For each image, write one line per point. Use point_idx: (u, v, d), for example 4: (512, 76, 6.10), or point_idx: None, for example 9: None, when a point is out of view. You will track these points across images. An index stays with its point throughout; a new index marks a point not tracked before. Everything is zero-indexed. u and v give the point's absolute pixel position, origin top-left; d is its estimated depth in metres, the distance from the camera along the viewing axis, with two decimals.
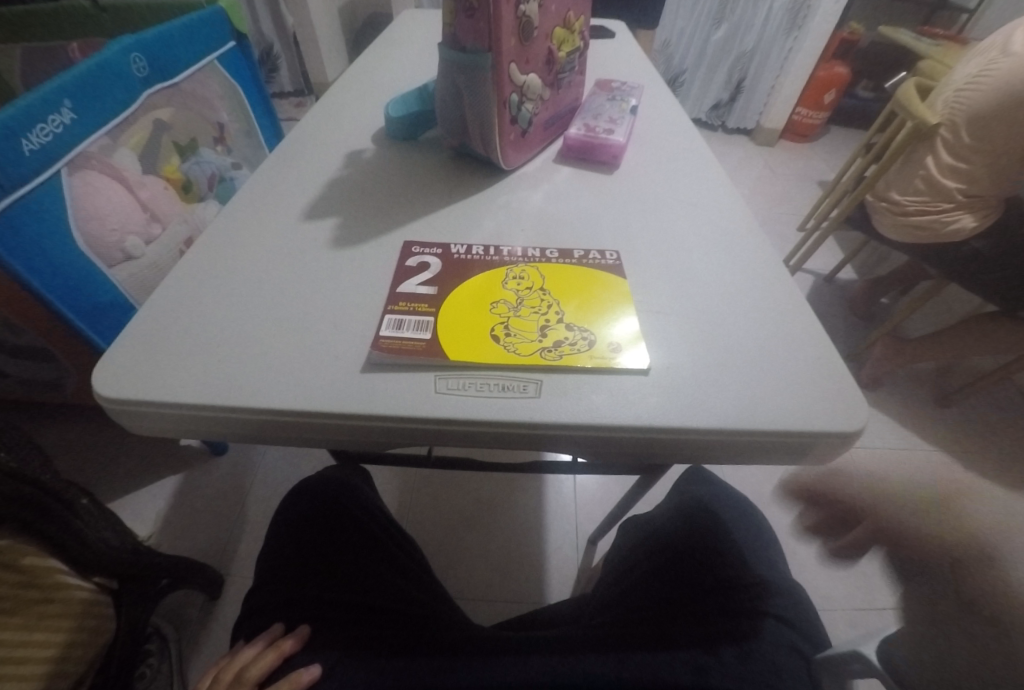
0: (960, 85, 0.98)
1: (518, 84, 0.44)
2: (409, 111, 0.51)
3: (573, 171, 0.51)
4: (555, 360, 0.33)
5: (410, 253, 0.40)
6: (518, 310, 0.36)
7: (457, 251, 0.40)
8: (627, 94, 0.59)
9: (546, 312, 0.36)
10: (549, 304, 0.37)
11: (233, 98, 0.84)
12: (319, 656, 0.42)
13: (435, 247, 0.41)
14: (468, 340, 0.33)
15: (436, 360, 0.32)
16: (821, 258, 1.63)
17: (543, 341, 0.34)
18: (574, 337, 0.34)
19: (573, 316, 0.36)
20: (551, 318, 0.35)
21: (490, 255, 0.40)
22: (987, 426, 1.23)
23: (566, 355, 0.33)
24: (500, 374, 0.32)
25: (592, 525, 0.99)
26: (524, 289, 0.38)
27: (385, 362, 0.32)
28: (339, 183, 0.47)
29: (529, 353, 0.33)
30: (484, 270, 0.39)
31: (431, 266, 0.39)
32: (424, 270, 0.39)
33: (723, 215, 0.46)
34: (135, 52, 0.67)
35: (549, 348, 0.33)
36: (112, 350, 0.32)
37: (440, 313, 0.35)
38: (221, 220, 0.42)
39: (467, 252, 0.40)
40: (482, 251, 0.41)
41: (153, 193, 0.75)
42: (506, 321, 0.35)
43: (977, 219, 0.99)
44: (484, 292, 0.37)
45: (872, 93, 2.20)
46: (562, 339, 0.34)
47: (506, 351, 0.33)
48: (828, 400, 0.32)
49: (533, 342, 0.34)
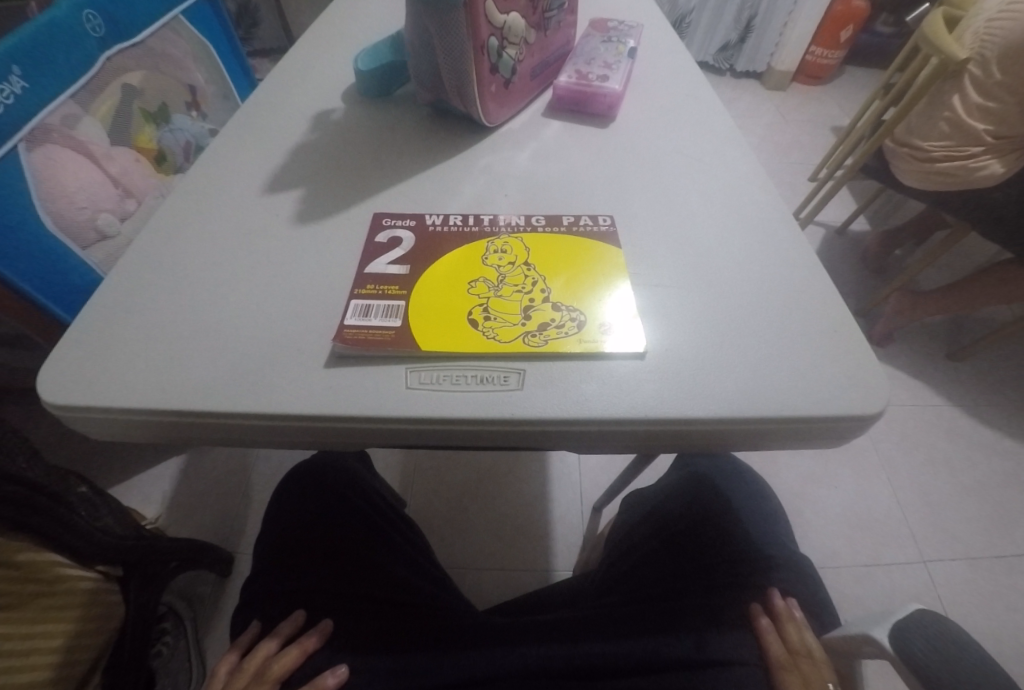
0: (994, 14, 0.88)
1: (497, 26, 0.39)
2: (379, 63, 0.46)
3: (564, 125, 0.46)
4: (540, 346, 0.29)
5: (381, 227, 0.36)
6: (499, 289, 0.32)
7: (433, 223, 0.37)
8: (625, 34, 0.53)
9: (530, 290, 0.32)
10: (534, 280, 0.33)
11: (204, 56, 0.77)
12: (341, 656, 0.43)
13: (408, 219, 0.37)
14: (443, 327, 0.30)
15: (410, 351, 0.29)
16: (834, 210, 1.55)
17: (526, 325, 0.31)
18: (561, 319, 0.31)
19: (561, 294, 0.32)
20: (536, 296, 0.32)
21: (469, 225, 0.37)
22: (1001, 380, 1.20)
23: (552, 340, 0.30)
24: (478, 365, 0.29)
25: (597, 493, 0.98)
26: (507, 265, 0.34)
27: (350, 355, 0.29)
28: (305, 150, 0.42)
29: (511, 340, 0.30)
30: (461, 244, 0.35)
31: (403, 241, 0.35)
32: (395, 246, 0.35)
33: (731, 171, 0.41)
34: (88, 9, 0.60)
35: (533, 333, 0.30)
36: (59, 349, 0.30)
37: (415, 295, 0.32)
38: (176, 196, 0.38)
39: (443, 223, 0.37)
40: (460, 221, 0.37)
41: (124, 167, 0.69)
42: (486, 303, 0.32)
43: (1006, 164, 0.92)
44: (461, 269, 0.34)
45: (893, 28, 2.03)
46: (548, 321, 0.31)
47: (485, 339, 0.30)
48: (845, 381, 0.29)
49: (515, 327, 0.30)
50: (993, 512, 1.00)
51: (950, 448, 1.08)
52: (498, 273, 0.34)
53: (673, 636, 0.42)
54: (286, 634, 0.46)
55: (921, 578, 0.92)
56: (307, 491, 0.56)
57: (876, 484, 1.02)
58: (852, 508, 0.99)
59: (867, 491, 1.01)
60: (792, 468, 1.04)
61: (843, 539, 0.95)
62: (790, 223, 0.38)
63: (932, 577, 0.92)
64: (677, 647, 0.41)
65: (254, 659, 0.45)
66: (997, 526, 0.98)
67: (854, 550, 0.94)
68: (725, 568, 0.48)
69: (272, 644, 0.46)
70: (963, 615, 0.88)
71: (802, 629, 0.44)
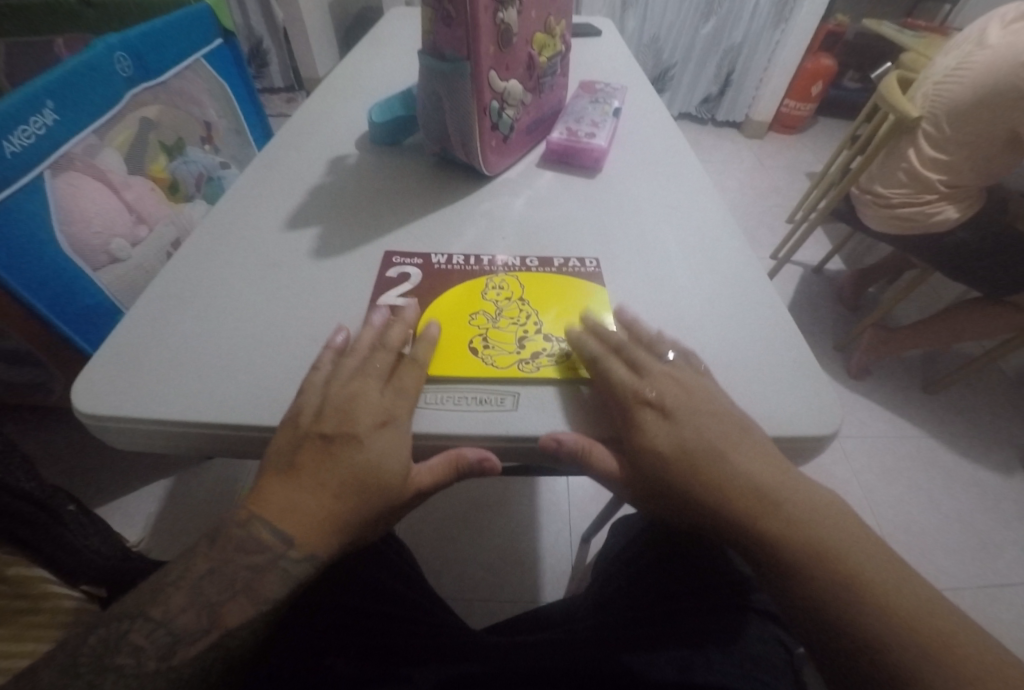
0: (939, 79, 0.99)
1: (498, 91, 0.44)
2: (390, 116, 0.51)
3: (556, 175, 0.51)
4: (532, 372, 0.33)
5: (391, 263, 0.40)
6: (496, 321, 0.37)
7: (438, 261, 0.41)
8: (610, 96, 0.59)
9: (524, 323, 0.37)
10: (527, 314, 0.37)
11: (220, 95, 0.82)
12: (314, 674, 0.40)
13: (415, 258, 0.41)
14: (448, 355, 0.34)
15: (417, 364, 0.33)
16: (810, 252, 1.64)
17: (521, 352, 0.35)
18: (551, 348, 0.35)
19: (552, 326, 0.37)
20: (529, 328, 0.36)
21: (470, 264, 0.41)
22: (972, 414, 1.25)
23: (543, 367, 0.34)
24: (477, 388, 0.33)
25: (585, 522, 1.00)
26: (504, 299, 0.38)
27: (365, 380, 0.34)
28: (321, 191, 0.47)
29: (507, 366, 0.33)
30: (464, 280, 0.39)
31: (411, 276, 0.39)
32: (404, 280, 0.39)
33: (702, 215, 0.47)
34: (120, 52, 0.65)
35: (527, 360, 0.34)
36: (94, 362, 0.33)
37: (424, 322, 0.36)
38: (204, 229, 0.42)
39: (447, 261, 0.41)
40: (462, 260, 0.41)
41: (139, 194, 0.73)
42: (485, 333, 0.36)
43: (960, 209, 1.00)
44: (463, 303, 0.38)
45: (860, 85, 2.19)
46: (540, 350, 0.35)
47: (484, 364, 0.34)
48: (804, 404, 0.33)
49: (511, 354, 0.34)
50: (969, 543, 1.03)
51: (926, 480, 1.12)
52: (496, 306, 0.38)
53: (700, 653, 0.40)
54: (400, 421, 0.31)
55: None
56: None
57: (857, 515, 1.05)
58: None
59: None
60: None
61: None
62: (756, 263, 0.42)
63: None
64: (711, 662, 0.38)
65: (358, 349, 0.34)
66: (972, 556, 1.02)
67: None
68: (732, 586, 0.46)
69: (391, 382, 0.33)
70: None
71: (648, 377, 0.33)
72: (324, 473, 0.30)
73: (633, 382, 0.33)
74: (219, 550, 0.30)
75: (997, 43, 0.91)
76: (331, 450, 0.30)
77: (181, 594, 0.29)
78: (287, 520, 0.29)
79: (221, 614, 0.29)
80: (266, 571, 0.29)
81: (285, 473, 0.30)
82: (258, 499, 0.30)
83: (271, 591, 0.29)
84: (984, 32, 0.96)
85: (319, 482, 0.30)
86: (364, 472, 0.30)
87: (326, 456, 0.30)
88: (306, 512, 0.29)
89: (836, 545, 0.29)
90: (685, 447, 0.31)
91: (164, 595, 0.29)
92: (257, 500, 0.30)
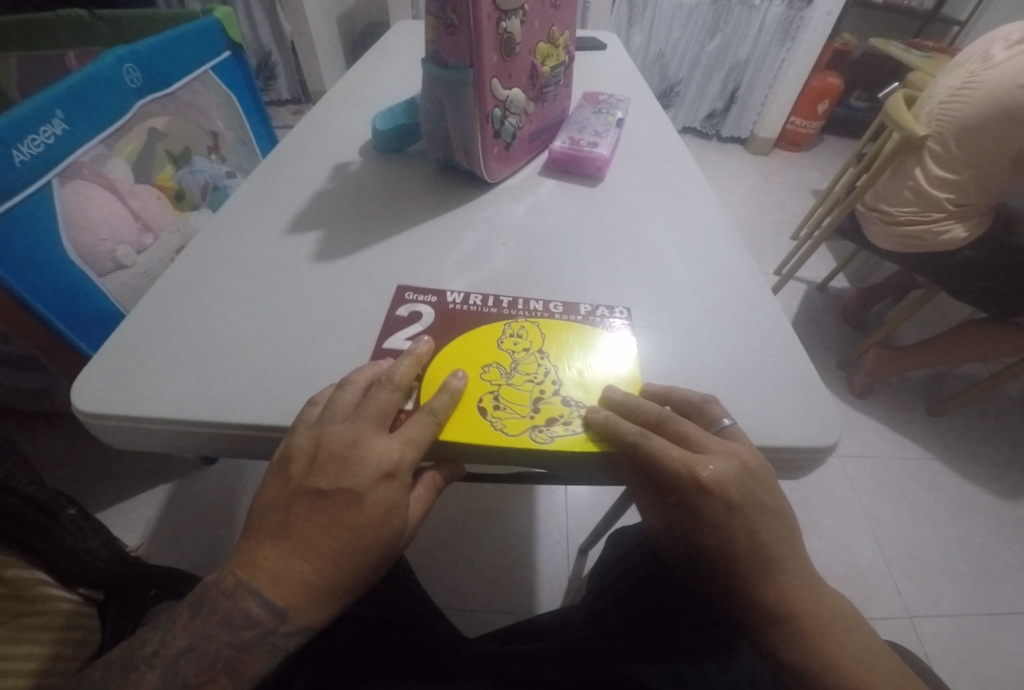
0: (944, 98, 0.99)
1: (501, 99, 0.45)
2: (394, 124, 0.52)
3: (557, 184, 0.52)
4: (546, 443, 0.31)
5: (403, 300, 0.38)
6: (511, 376, 0.34)
7: (453, 299, 0.39)
8: (613, 107, 0.59)
9: (541, 381, 0.34)
10: (544, 369, 0.35)
11: (227, 106, 0.85)
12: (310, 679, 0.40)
13: (429, 294, 0.39)
14: (457, 416, 0.32)
15: (437, 414, 0.32)
16: (814, 267, 1.64)
17: (534, 418, 0.32)
18: (568, 414, 0.33)
19: (572, 385, 0.34)
20: (546, 388, 0.34)
21: (487, 305, 0.39)
22: (979, 435, 1.23)
23: (558, 439, 0.32)
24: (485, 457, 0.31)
25: (584, 535, 0.98)
26: (521, 350, 0.36)
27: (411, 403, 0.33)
28: (325, 195, 0.47)
29: (518, 434, 0.32)
30: (478, 326, 0.37)
31: (422, 316, 0.37)
32: (414, 321, 0.37)
33: (702, 225, 0.47)
34: (129, 63, 0.67)
35: (540, 429, 0.32)
36: (95, 363, 0.33)
37: (435, 367, 0.35)
38: (207, 232, 0.42)
39: (463, 301, 0.39)
40: (479, 301, 0.39)
41: (145, 203, 0.74)
42: (497, 391, 0.34)
43: (968, 229, 0.99)
44: (477, 353, 0.36)
45: (866, 104, 2.21)
46: (555, 416, 0.33)
47: (493, 430, 0.32)
48: (802, 417, 0.33)
49: (523, 420, 0.32)
50: (976, 569, 1.01)
51: (933, 501, 1.10)
52: (512, 359, 0.36)
53: (695, 668, 0.41)
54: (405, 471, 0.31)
55: (907, 632, 0.92)
56: None
57: (861, 536, 1.03)
58: (839, 560, 1.00)
59: (852, 542, 1.02)
60: None
61: None
62: (756, 275, 0.42)
63: (920, 632, 0.92)
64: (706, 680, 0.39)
65: (357, 384, 0.32)
66: (978, 580, 0.99)
67: None
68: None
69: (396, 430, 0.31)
70: (951, 673, 0.87)
71: (705, 454, 0.31)
72: (319, 536, 0.29)
73: (686, 460, 0.31)
74: (200, 625, 0.30)
75: (1002, 61, 0.92)
76: (327, 507, 0.30)
77: (158, 671, 0.29)
78: (277, 591, 0.29)
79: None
80: (253, 644, 0.30)
81: (277, 532, 0.30)
82: (246, 564, 0.30)
83: (257, 666, 0.30)
84: (989, 50, 0.97)
85: (316, 546, 0.29)
86: (359, 532, 0.30)
87: (321, 514, 0.30)
88: (298, 582, 0.29)
89: (835, 650, 0.31)
90: (727, 534, 0.31)
91: (138, 673, 0.29)
92: (247, 565, 0.30)
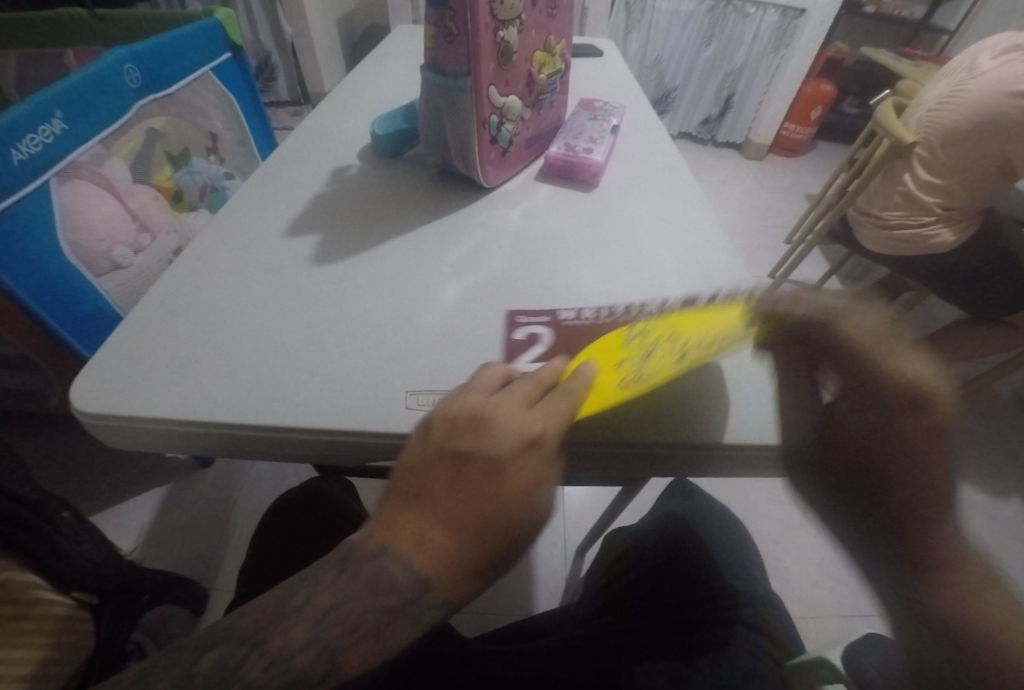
0: (933, 106, 1.01)
1: (497, 106, 0.45)
2: (393, 128, 0.52)
3: (553, 189, 0.52)
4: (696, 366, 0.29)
5: (517, 324, 0.38)
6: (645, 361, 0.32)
7: (567, 317, 0.39)
8: (609, 113, 0.60)
9: (665, 346, 0.32)
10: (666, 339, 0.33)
11: (226, 108, 0.85)
12: None
13: (542, 316, 0.39)
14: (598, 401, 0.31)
15: (574, 393, 0.31)
16: (808, 271, 1.66)
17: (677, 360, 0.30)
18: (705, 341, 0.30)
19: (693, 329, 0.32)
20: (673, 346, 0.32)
21: (605, 317, 0.39)
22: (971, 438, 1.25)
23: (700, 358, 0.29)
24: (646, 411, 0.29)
25: (579, 536, 0.99)
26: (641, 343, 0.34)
27: (413, 404, 0.33)
28: (324, 199, 0.48)
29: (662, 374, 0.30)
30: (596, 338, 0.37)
31: (541, 338, 0.37)
32: (535, 343, 0.37)
33: (696, 230, 0.48)
34: (129, 63, 0.67)
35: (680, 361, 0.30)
36: (94, 364, 0.33)
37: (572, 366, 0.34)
38: (206, 235, 0.43)
39: (578, 316, 0.39)
40: (596, 314, 0.39)
41: (143, 203, 0.74)
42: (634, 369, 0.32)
43: (956, 233, 0.99)
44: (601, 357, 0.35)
45: (859, 110, 2.23)
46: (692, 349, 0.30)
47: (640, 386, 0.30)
48: (792, 418, 0.34)
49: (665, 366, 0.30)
50: None
51: None
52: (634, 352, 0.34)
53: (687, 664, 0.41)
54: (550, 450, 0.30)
55: None
56: (293, 520, 0.55)
57: None
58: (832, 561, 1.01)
59: None
60: (771, 517, 1.07)
61: (822, 588, 0.97)
62: (747, 279, 0.43)
63: None
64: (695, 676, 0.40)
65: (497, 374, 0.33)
66: None
67: (834, 598, 0.96)
68: (718, 604, 0.45)
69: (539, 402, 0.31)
70: None
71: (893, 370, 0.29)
72: (456, 503, 0.28)
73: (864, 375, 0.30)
74: (349, 581, 0.28)
75: (989, 71, 0.93)
76: (468, 470, 0.29)
77: (306, 625, 0.27)
78: (418, 554, 0.28)
79: (343, 657, 0.27)
80: (397, 611, 0.27)
81: (414, 498, 0.29)
82: (386, 526, 0.29)
83: (398, 638, 0.28)
84: (976, 60, 0.98)
85: (452, 515, 0.28)
86: (501, 498, 0.28)
87: (460, 476, 0.29)
88: (438, 547, 0.28)
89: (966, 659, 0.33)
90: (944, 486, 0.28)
91: (285, 628, 0.27)
92: (387, 527, 0.29)
